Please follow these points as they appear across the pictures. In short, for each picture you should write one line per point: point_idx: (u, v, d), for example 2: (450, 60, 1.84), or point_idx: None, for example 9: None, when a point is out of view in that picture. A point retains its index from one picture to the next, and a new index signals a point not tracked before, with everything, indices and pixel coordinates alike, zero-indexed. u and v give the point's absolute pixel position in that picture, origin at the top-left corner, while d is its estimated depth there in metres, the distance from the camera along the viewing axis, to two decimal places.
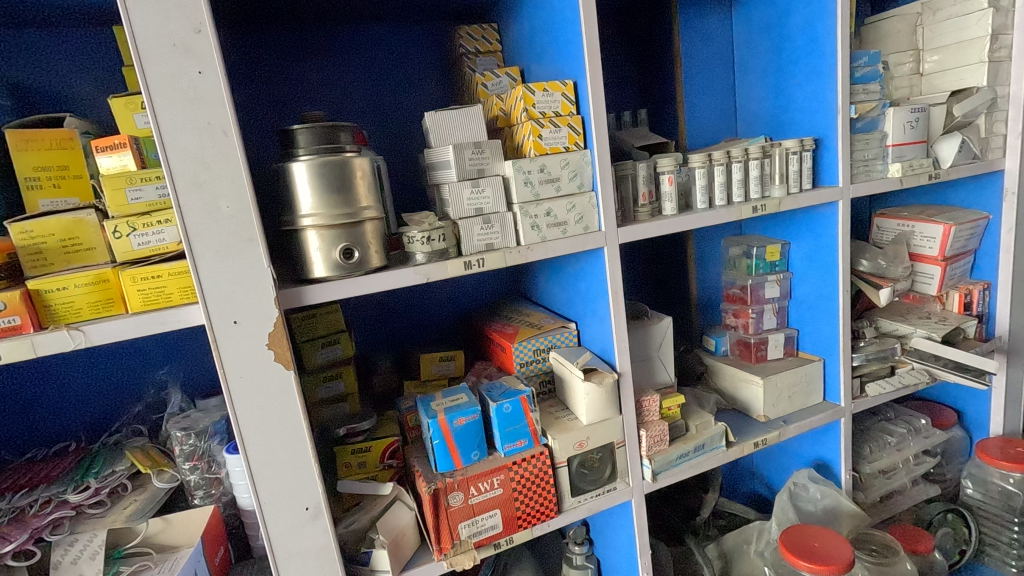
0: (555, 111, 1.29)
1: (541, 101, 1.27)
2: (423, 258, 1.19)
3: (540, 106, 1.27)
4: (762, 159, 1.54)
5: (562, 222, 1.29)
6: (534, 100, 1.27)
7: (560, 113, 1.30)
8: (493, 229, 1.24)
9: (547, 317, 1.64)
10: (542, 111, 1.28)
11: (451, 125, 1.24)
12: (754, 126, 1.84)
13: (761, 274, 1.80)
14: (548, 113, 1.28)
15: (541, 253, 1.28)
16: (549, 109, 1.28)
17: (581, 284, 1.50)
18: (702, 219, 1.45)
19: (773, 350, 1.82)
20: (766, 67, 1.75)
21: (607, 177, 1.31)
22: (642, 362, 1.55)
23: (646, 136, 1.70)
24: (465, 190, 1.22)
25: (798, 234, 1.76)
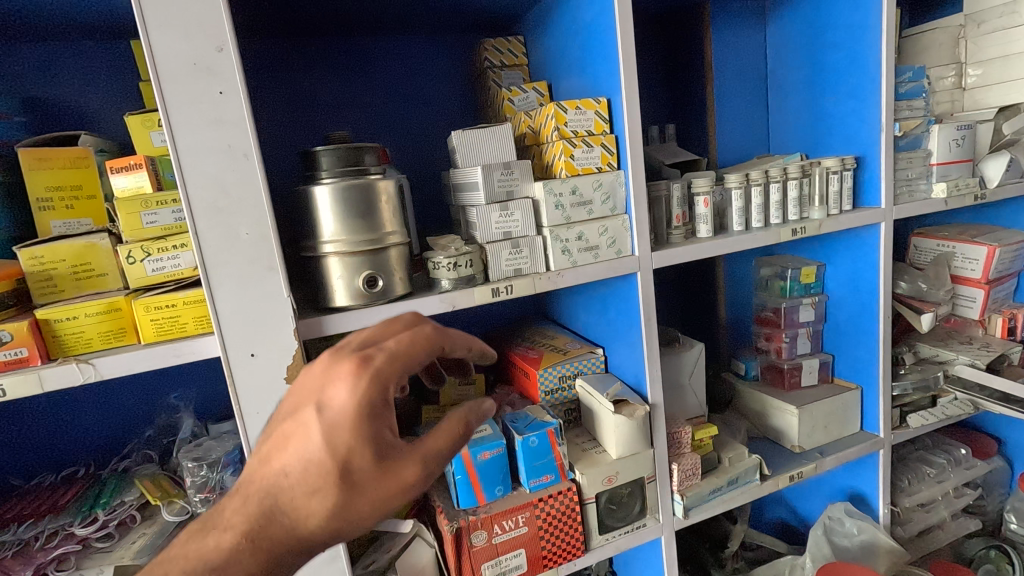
0: (588, 130, 1.23)
1: (573, 120, 1.22)
2: (448, 284, 1.13)
3: (573, 126, 1.22)
4: (802, 179, 1.46)
5: (593, 246, 1.23)
6: (567, 120, 1.21)
7: (593, 133, 1.24)
8: (522, 253, 1.18)
9: (572, 342, 1.57)
10: (575, 130, 1.22)
11: (478, 145, 1.18)
12: (788, 142, 1.77)
13: (796, 296, 1.72)
14: (581, 132, 1.22)
15: (572, 279, 1.22)
16: (582, 129, 1.22)
17: (611, 308, 1.43)
18: (739, 242, 1.38)
19: (807, 376, 1.73)
20: (803, 81, 1.68)
21: (641, 199, 1.25)
22: (673, 390, 1.48)
23: (677, 152, 1.63)
24: (494, 213, 1.16)
25: (835, 255, 1.68)
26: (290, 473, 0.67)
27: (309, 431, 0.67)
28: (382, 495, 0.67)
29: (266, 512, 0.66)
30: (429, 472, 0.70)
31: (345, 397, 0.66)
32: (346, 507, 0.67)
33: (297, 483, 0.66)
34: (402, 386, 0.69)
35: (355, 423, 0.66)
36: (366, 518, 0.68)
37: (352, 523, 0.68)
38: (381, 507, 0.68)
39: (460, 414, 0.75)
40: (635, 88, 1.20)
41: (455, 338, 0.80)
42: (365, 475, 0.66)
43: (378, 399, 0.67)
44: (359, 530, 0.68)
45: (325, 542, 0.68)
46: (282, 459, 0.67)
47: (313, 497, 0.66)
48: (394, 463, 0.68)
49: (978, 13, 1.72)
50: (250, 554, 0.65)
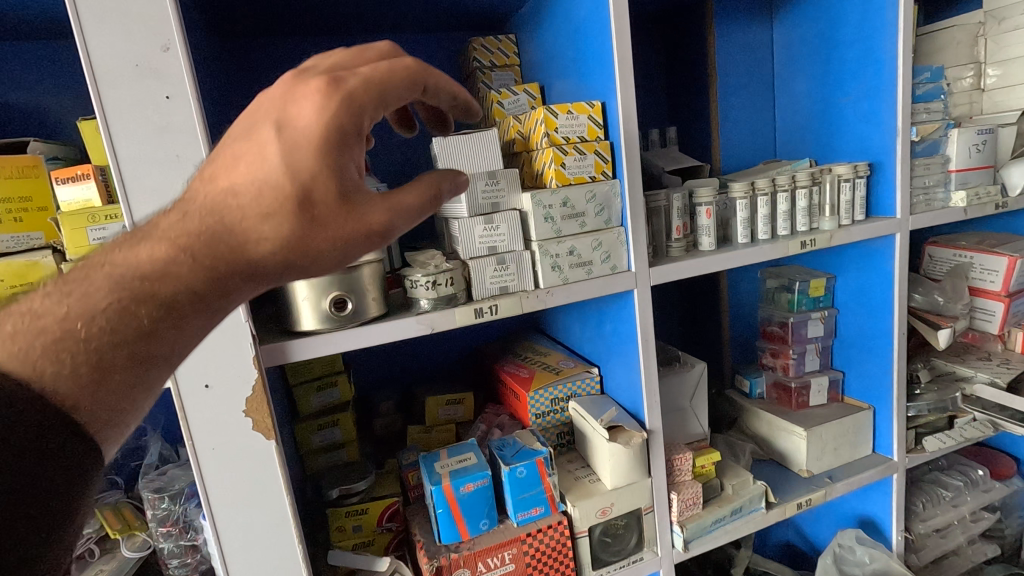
0: (581, 136, 1.14)
1: (564, 126, 1.12)
2: (427, 305, 1.04)
3: (564, 133, 1.12)
4: (812, 187, 1.36)
5: (586, 261, 1.14)
6: (558, 125, 1.12)
7: (586, 139, 1.14)
8: (508, 270, 1.09)
9: (566, 360, 1.48)
10: (566, 137, 1.13)
11: (461, 151, 1.07)
12: (797, 146, 1.67)
13: (805, 310, 1.61)
14: (572, 138, 1.13)
15: (563, 298, 1.12)
16: (574, 135, 1.13)
17: (606, 326, 1.34)
18: (744, 256, 1.28)
19: (815, 396, 1.63)
20: (813, 82, 1.58)
21: (638, 211, 1.15)
22: (674, 413, 1.38)
23: (678, 159, 1.54)
24: (477, 227, 1.07)
25: (846, 267, 1.58)
26: (241, 191, 0.55)
27: (266, 149, 0.56)
28: (357, 235, 0.62)
29: (208, 230, 0.52)
30: (396, 225, 0.66)
31: (317, 110, 0.58)
32: (317, 235, 0.59)
33: (255, 200, 0.55)
34: (375, 119, 0.63)
35: (323, 143, 0.58)
36: (339, 248, 0.61)
37: (318, 259, 0.60)
38: (352, 244, 0.62)
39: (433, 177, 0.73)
40: (632, 90, 1.11)
41: (436, 88, 0.75)
42: (331, 209, 0.59)
43: (350, 125, 0.60)
44: (328, 263, 0.61)
45: (287, 272, 0.58)
46: (232, 176, 0.55)
47: (267, 220, 0.55)
48: (362, 205, 0.61)
49: (1000, 9, 1.61)
50: (189, 267, 0.50)
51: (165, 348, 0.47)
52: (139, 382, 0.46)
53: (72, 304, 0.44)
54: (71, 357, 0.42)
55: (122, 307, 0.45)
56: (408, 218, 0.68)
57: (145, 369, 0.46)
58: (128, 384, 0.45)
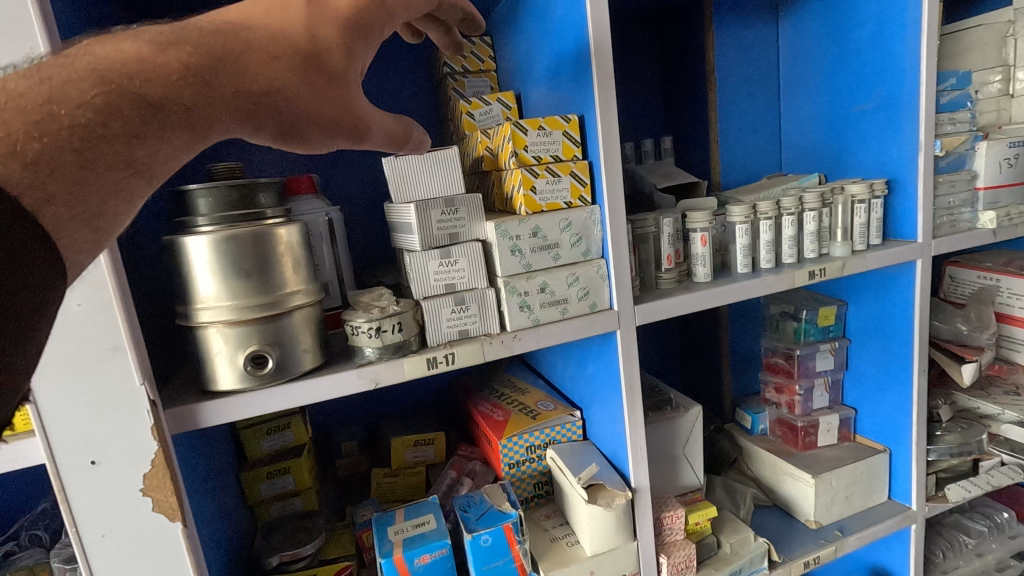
0: (554, 156, 0.99)
1: (535, 144, 0.98)
2: (371, 355, 0.89)
3: (534, 152, 0.98)
4: (822, 208, 1.21)
5: (560, 299, 0.99)
6: (528, 144, 0.97)
7: (561, 159, 0.99)
8: (469, 311, 0.94)
9: (545, 400, 1.33)
10: (537, 157, 0.98)
11: (415, 174, 0.92)
12: (805, 159, 1.51)
13: (813, 342, 1.46)
14: (544, 158, 0.98)
15: (533, 342, 0.97)
16: (546, 154, 0.98)
17: (588, 366, 1.19)
18: (745, 288, 1.12)
19: (823, 436, 1.47)
20: (823, 88, 1.42)
21: (621, 241, 1.00)
22: (664, 462, 1.24)
23: (671, 174, 1.39)
24: (432, 263, 0.93)
25: (859, 295, 1.43)
26: (254, 31, 0.57)
27: (290, 8, 0.62)
28: (341, 122, 0.66)
29: (208, 46, 0.52)
30: (383, 134, 0.74)
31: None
32: (308, 105, 0.62)
33: (263, 45, 0.57)
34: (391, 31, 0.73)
35: (347, 28, 0.66)
36: (323, 124, 0.64)
37: (298, 127, 0.62)
38: (333, 129, 0.66)
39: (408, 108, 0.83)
40: (613, 103, 0.96)
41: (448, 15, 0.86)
42: (339, 91, 0.65)
43: (372, 26, 0.70)
44: (308, 136, 0.63)
45: (271, 129, 0.60)
46: (246, 16, 0.58)
47: (272, 63, 0.57)
48: (360, 101, 0.68)
49: None
50: (189, 83, 0.50)
51: (145, 157, 0.47)
52: (118, 186, 0.46)
53: (55, 87, 0.43)
54: (51, 139, 0.41)
55: (111, 98, 0.45)
56: (389, 139, 0.76)
57: (125, 175, 0.46)
58: (103, 186, 0.45)
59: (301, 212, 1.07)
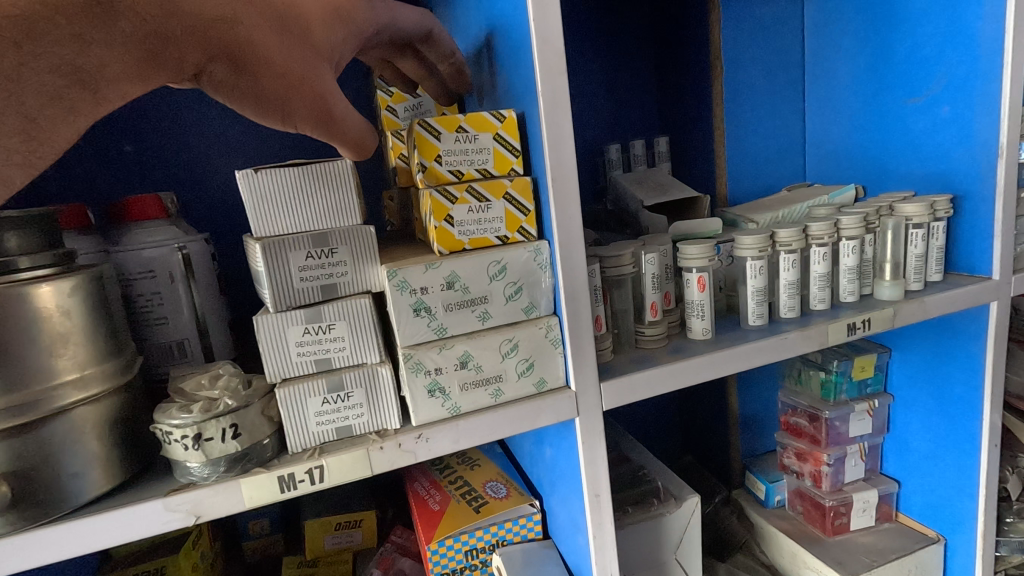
0: (484, 172, 0.69)
1: (454, 154, 0.68)
2: (194, 471, 0.59)
3: (453, 166, 0.68)
4: (863, 236, 0.90)
5: (490, 378, 0.69)
6: (442, 153, 0.67)
7: (493, 176, 0.69)
8: (350, 401, 0.65)
9: (496, 481, 1.02)
10: (457, 173, 0.68)
11: (279, 199, 0.62)
12: (838, 166, 1.19)
13: (846, 401, 1.14)
14: (468, 173, 0.68)
15: (449, 443, 0.67)
16: (470, 169, 0.68)
17: (547, 450, 0.88)
18: (762, 349, 0.80)
19: (857, 517, 1.16)
20: (862, 75, 1.10)
21: (579, 293, 0.69)
22: (649, 570, 0.93)
23: (664, 188, 1.07)
24: (295, 330, 0.63)
25: (908, 341, 1.11)
26: None
27: None
28: (303, 90, 0.54)
29: None
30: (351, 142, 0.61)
31: None
32: (269, 54, 0.51)
33: None
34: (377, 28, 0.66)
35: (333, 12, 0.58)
36: (283, 83, 0.53)
37: (253, 76, 0.51)
38: (291, 94, 0.54)
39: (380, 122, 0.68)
40: (565, 92, 0.65)
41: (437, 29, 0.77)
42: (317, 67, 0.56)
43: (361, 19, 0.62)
44: (262, 89, 0.52)
45: (225, 68, 0.50)
46: None
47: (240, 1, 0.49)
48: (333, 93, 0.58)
49: None
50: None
51: (92, 67, 0.42)
52: (54, 95, 0.40)
53: None
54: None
55: None
56: (361, 142, 0.63)
57: (66, 83, 0.41)
58: (38, 90, 0.40)
59: (141, 244, 0.78)
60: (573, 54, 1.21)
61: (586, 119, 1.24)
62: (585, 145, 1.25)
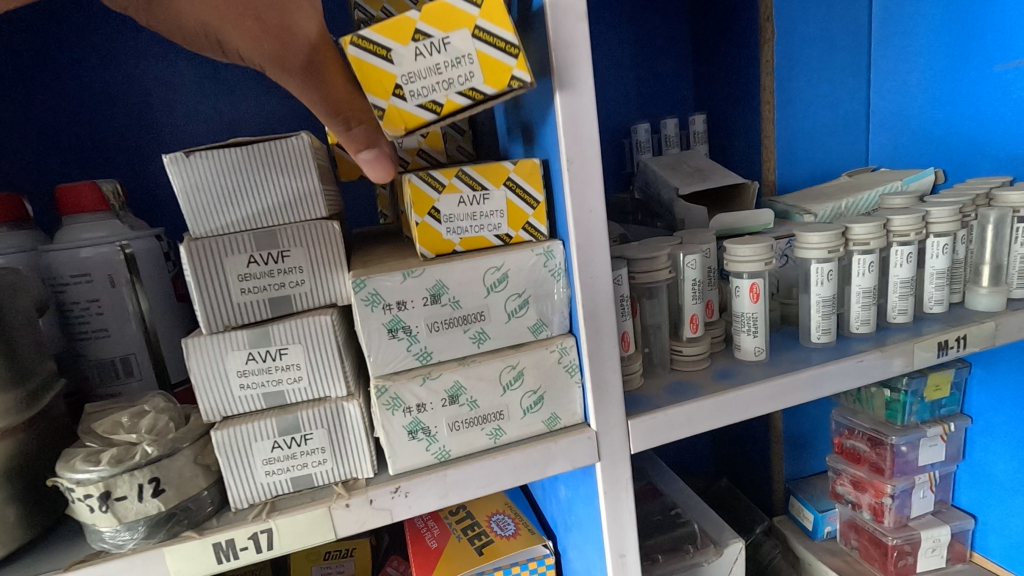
0: (471, 94, 0.48)
1: (419, 77, 0.47)
2: (107, 537, 0.46)
3: (423, 98, 0.48)
4: (957, 232, 0.73)
5: (488, 415, 0.54)
6: (401, 81, 0.47)
7: (487, 96, 0.49)
8: (308, 445, 0.51)
9: (503, 514, 0.88)
10: (434, 107, 0.48)
11: (221, 188, 0.49)
12: (908, 147, 1.00)
13: (916, 424, 0.96)
14: (445, 105, 0.48)
15: (434, 501, 0.53)
16: (451, 96, 0.48)
17: (561, 488, 0.73)
18: (831, 375, 0.64)
19: (925, 558, 0.99)
20: (943, 37, 0.91)
21: (602, 308, 0.54)
22: None
23: (706, 174, 0.91)
24: (238, 358, 0.49)
25: (995, 358, 0.94)
26: None
27: None
28: (242, 29, 0.43)
29: None
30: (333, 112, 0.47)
31: None
32: None
33: None
34: None
35: None
36: (214, 16, 0.43)
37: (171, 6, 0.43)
38: (227, 31, 0.43)
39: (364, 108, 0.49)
40: (585, 44, 0.49)
41: None
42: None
43: None
44: (187, 24, 0.43)
45: None
46: None
47: None
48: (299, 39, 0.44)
49: None
50: None
51: None
52: None
53: None
54: None
55: None
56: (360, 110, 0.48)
57: None
58: None
59: (76, 241, 0.65)
60: (598, 18, 1.04)
61: (612, 93, 1.07)
62: (611, 123, 1.08)
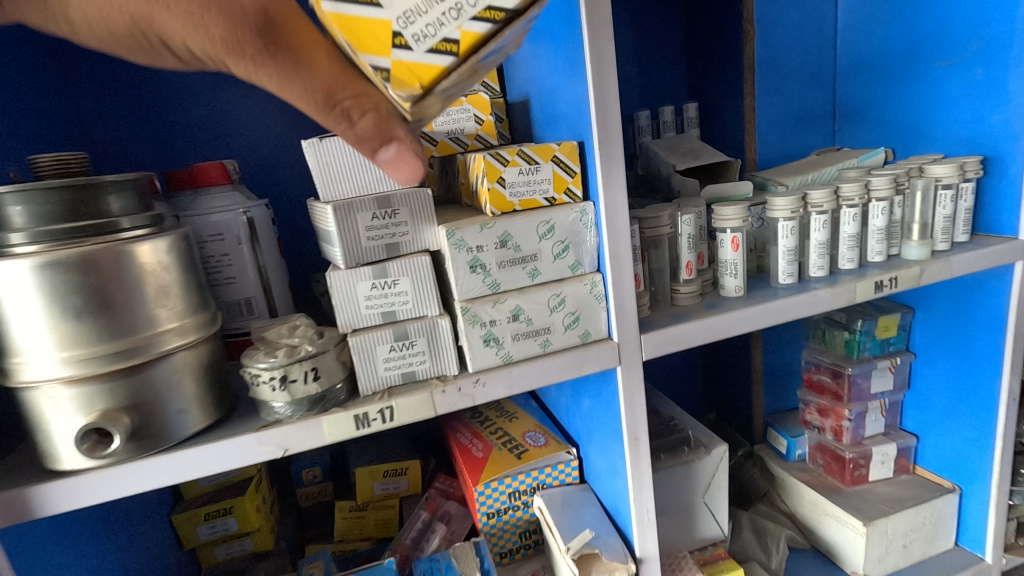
0: (488, 15, 0.44)
1: (418, 18, 0.44)
2: (280, 410, 0.66)
3: (431, 40, 0.44)
4: (893, 197, 0.93)
5: (540, 330, 0.74)
6: (399, 27, 0.44)
7: (505, 11, 0.44)
8: (414, 349, 0.71)
9: (534, 431, 1.09)
10: (449, 47, 0.44)
11: (348, 162, 0.67)
12: (866, 129, 1.20)
13: (869, 358, 1.18)
14: (455, 42, 0.44)
15: (503, 390, 0.73)
16: (464, 26, 0.44)
17: (585, 400, 0.94)
18: (791, 305, 0.85)
19: (876, 468, 1.22)
20: (895, 40, 1.10)
21: (623, 251, 0.74)
22: (677, 512, 0.99)
23: (697, 153, 1.10)
24: (364, 285, 0.69)
25: (932, 302, 1.15)
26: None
27: None
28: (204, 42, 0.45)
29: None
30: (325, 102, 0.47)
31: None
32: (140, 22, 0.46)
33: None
34: None
35: None
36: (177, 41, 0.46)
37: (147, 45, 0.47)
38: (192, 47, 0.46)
39: (368, 96, 0.47)
40: (611, 58, 0.68)
41: None
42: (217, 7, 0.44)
43: None
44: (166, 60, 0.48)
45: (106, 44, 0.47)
46: None
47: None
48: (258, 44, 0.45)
49: None
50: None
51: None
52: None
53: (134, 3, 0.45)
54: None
55: None
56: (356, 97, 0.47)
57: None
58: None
59: (209, 209, 0.83)
60: None
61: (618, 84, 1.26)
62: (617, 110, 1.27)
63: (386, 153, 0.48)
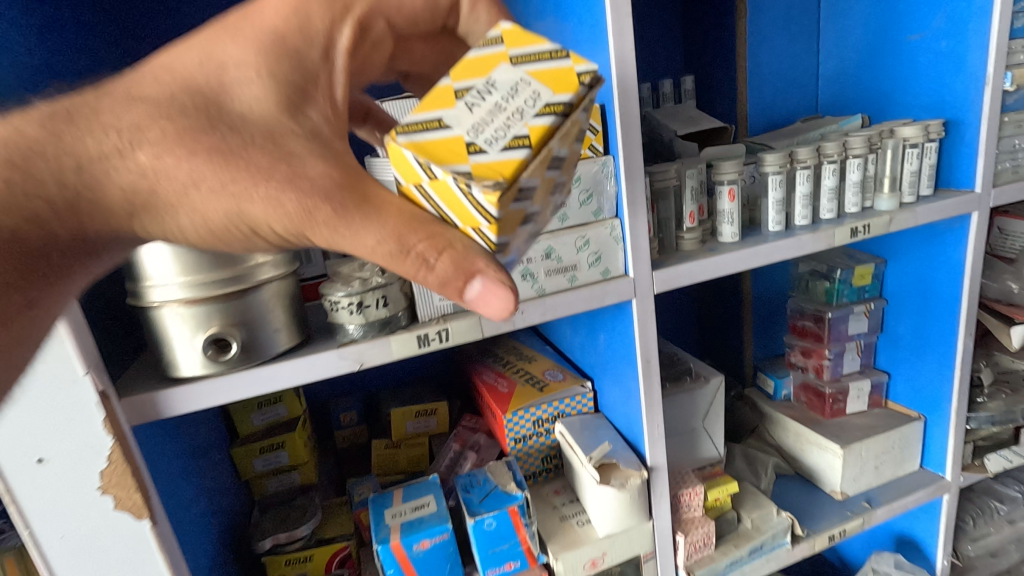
0: (546, 109, 0.51)
1: (486, 124, 0.51)
2: (355, 331, 0.79)
3: (503, 140, 0.50)
4: (867, 155, 1.07)
5: (568, 266, 0.87)
6: (471, 136, 0.50)
7: (559, 102, 0.52)
8: None
9: (552, 369, 1.23)
10: (520, 141, 0.50)
11: None
12: (845, 98, 1.34)
13: (847, 304, 1.33)
14: (524, 137, 0.50)
15: (538, 317, 0.86)
16: (530, 122, 0.51)
17: (601, 336, 1.07)
18: (778, 247, 0.98)
19: (853, 402, 1.37)
20: (871, 18, 1.23)
21: (638, 197, 0.87)
22: (680, 434, 1.14)
23: (695, 120, 1.23)
24: None
25: (901, 252, 1.30)
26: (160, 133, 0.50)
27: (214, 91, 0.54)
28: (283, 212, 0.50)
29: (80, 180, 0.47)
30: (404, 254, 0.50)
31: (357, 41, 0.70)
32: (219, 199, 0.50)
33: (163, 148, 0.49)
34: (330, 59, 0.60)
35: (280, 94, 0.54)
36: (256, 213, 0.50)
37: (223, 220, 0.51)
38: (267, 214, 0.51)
39: (442, 237, 0.50)
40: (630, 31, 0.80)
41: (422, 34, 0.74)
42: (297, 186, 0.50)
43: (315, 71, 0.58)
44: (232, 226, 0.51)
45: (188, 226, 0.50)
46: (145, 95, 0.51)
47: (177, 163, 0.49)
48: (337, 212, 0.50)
49: None
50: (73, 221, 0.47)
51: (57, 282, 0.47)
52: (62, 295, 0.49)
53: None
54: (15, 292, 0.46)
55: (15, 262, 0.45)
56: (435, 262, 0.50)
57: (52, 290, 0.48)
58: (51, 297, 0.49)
59: None
60: None
61: None
62: None
63: (471, 291, 0.50)
